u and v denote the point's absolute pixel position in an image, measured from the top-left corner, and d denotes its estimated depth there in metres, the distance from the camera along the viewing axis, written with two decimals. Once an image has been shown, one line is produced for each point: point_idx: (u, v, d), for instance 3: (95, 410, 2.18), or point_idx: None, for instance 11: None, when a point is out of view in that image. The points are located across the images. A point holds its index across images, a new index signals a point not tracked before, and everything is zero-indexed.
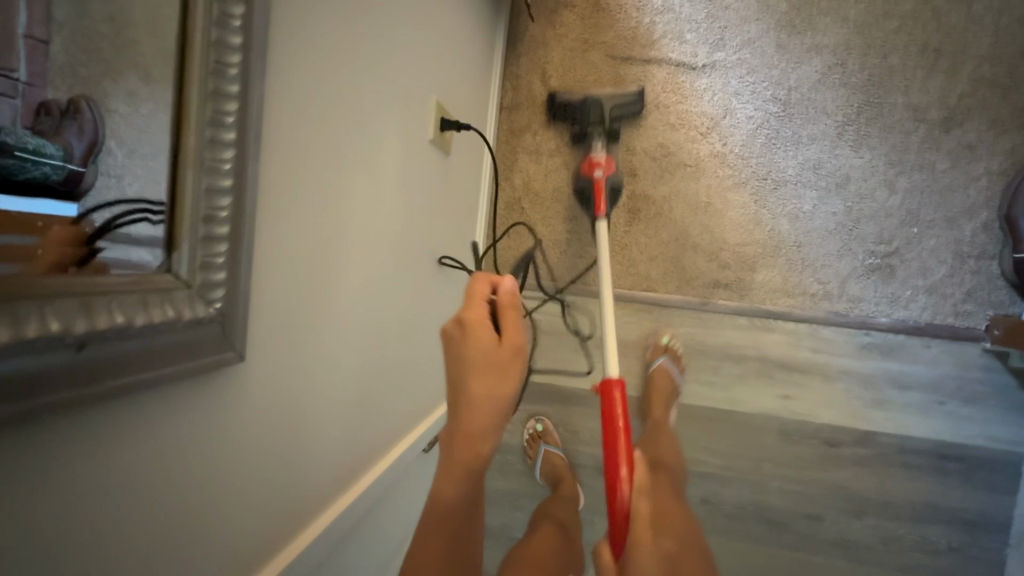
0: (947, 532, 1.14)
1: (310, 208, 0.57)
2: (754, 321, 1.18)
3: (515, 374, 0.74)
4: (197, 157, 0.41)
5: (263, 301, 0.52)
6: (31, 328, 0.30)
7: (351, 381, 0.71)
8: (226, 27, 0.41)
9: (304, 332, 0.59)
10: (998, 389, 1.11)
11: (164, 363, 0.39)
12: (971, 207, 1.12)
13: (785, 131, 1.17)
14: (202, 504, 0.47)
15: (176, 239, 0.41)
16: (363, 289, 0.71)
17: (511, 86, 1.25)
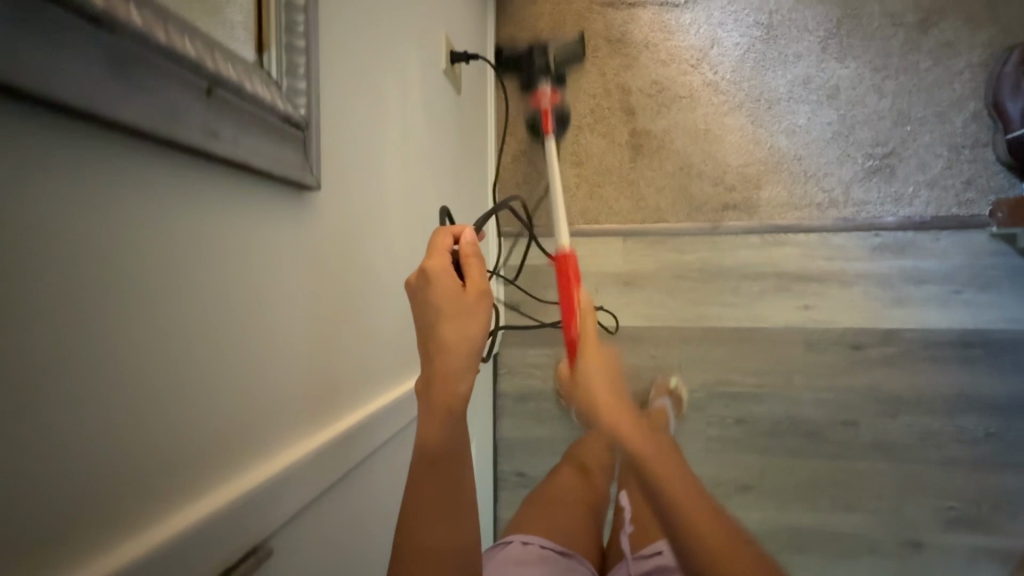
0: (982, 419, 1.16)
1: (362, 101, 0.61)
2: (766, 238, 1.21)
3: (485, 317, 0.65)
4: None
5: (337, 163, 0.56)
6: (177, 41, 0.34)
7: (399, 274, 0.71)
8: None
9: (366, 219, 0.63)
10: (1012, 271, 1.14)
11: (264, 141, 0.43)
12: (959, 100, 1.14)
13: (771, 52, 1.21)
14: (174, 336, 0.36)
15: (266, 44, 0.46)
16: (405, 200, 0.75)
17: (506, 45, 1.30)
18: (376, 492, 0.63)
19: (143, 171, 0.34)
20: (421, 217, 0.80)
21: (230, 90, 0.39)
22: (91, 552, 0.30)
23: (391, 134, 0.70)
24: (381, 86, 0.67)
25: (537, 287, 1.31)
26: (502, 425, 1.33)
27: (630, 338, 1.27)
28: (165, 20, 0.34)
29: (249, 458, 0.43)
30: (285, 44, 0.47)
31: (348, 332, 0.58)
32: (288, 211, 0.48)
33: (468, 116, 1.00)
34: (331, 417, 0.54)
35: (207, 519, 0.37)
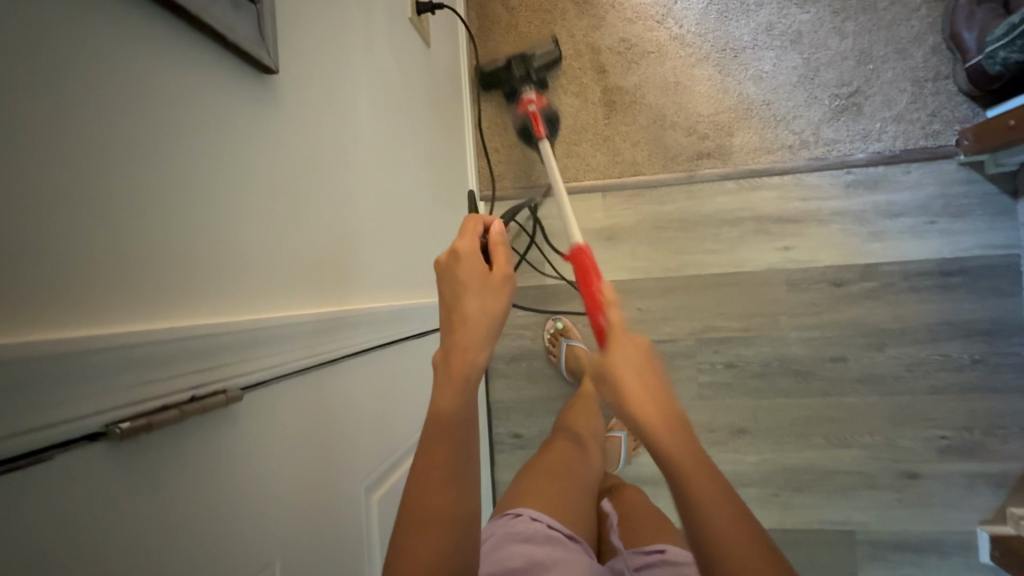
0: (966, 345, 1.17)
1: (322, 18, 0.63)
2: (741, 183, 1.24)
3: (506, 299, 0.68)
4: None
5: (293, 71, 0.57)
6: None
7: (371, 197, 0.73)
8: None
9: (334, 132, 0.64)
10: (983, 198, 1.16)
11: (216, 2, 0.44)
12: (918, 35, 1.17)
13: (733, 3, 1.24)
14: (134, 169, 0.38)
15: None
16: (378, 127, 0.76)
17: (477, 16, 1.34)
18: (357, 414, 0.64)
19: (89, 3, 0.36)
20: (395, 150, 0.81)
21: None
22: (55, 326, 0.32)
23: (357, 60, 0.71)
24: (344, 10, 0.68)
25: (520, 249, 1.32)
26: (495, 387, 1.33)
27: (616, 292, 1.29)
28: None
29: (210, 310, 0.43)
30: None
31: (322, 238, 0.60)
32: (251, 90, 0.50)
33: (439, 69, 1.02)
34: (300, 304, 0.55)
35: (172, 338, 0.38)
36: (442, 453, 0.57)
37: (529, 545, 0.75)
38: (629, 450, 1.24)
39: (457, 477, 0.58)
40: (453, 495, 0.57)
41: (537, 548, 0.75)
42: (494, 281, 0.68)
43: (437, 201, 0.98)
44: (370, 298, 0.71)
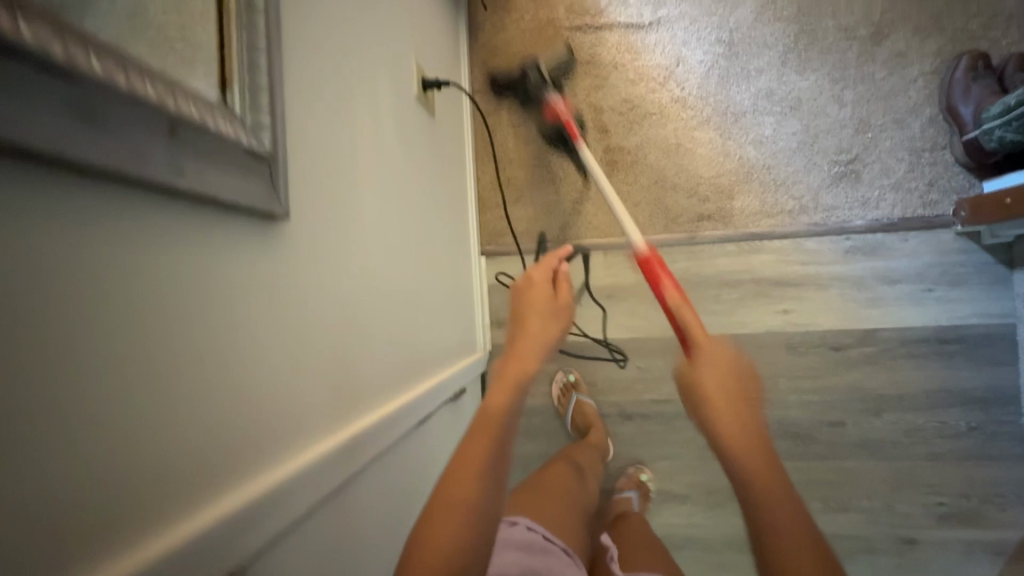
0: (963, 413, 1.18)
1: (329, 123, 0.63)
2: (741, 246, 1.25)
3: (567, 324, 0.77)
4: (237, 12, 0.46)
5: (306, 188, 0.57)
6: (137, 84, 0.34)
7: (376, 289, 0.73)
8: None
9: (338, 236, 0.64)
10: (979, 267, 1.17)
11: (230, 174, 0.43)
12: (915, 106, 1.19)
13: (734, 69, 1.26)
14: (152, 372, 0.38)
15: (228, 79, 0.45)
16: (382, 220, 0.76)
17: (481, 72, 1.34)
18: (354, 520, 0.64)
19: (115, 223, 0.36)
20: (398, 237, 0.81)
21: (190, 128, 0.39)
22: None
23: (363, 155, 0.71)
24: (352, 109, 0.68)
25: None
26: None
27: (615, 351, 1.29)
28: (128, 63, 0.34)
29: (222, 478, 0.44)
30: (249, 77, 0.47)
31: (325, 351, 0.60)
32: (261, 238, 0.50)
33: (442, 143, 1.03)
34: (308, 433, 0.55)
35: (181, 546, 0.38)
36: (483, 442, 0.60)
37: (524, 553, 0.77)
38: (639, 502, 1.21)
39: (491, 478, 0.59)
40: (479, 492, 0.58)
41: (529, 555, 0.77)
42: (560, 307, 0.78)
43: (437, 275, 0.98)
44: (376, 400, 0.70)
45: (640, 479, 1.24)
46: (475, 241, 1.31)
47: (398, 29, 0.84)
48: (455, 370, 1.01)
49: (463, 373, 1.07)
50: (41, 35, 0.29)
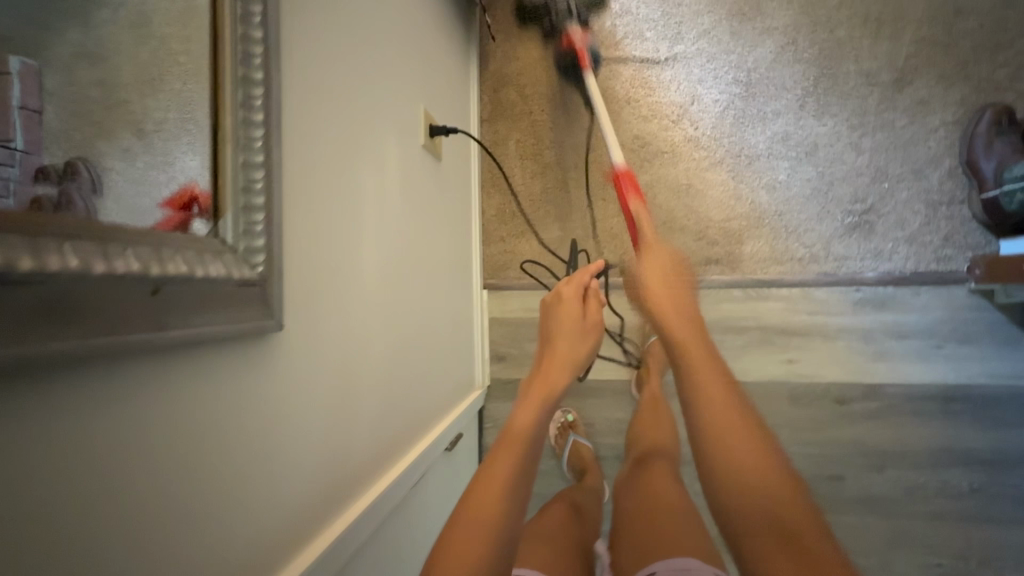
0: (966, 473, 1.16)
1: (327, 198, 0.61)
2: (748, 291, 1.22)
3: (592, 345, 0.92)
4: (233, 134, 0.45)
5: (304, 273, 0.57)
6: (119, 262, 0.33)
7: (372, 355, 0.73)
8: (249, 24, 0.46)
9: (337, 312, 0.63)
10: (990, 326, 1.15)
11: (219, 312, 0.42)
12: (935, 157, 1.16)
13: (749, 110, 1.22)
14: (166, 506, 0.40)
15: (221, 207, 0.44)
16: (382, 283, 0.75)
17: (490, 100, 1.31)
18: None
19: (119, 383, 0.36)
20: (395, 297, 0.80)
21: (177, 284, 0.37)
22: None
23: (363, 220, 0.69)
24: (352, 175, 0.67)
25: (521, 341, 1.31)
26: None
27: (615, 391, 1.29)
28: (109, 240, 0.33)
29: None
30: (242, 199, 0.45)
31: (315, 435, 0.58)
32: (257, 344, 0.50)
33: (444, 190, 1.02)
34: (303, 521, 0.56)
35: None
36: (517, 448, 0.69)
37: None
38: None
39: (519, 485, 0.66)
40: (509, 492, 0.64)
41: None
42: (587, 329, 0.93)
43: (432, 326, 0.97)
44: (361, 474, 0.69)
45: None
46: (478, 275, 1.30)
47: (401, 82, 0.82)
48: (445, 424, 1.00)
49: (458, 419, 1.07)
50: (10, 249, 0.27)
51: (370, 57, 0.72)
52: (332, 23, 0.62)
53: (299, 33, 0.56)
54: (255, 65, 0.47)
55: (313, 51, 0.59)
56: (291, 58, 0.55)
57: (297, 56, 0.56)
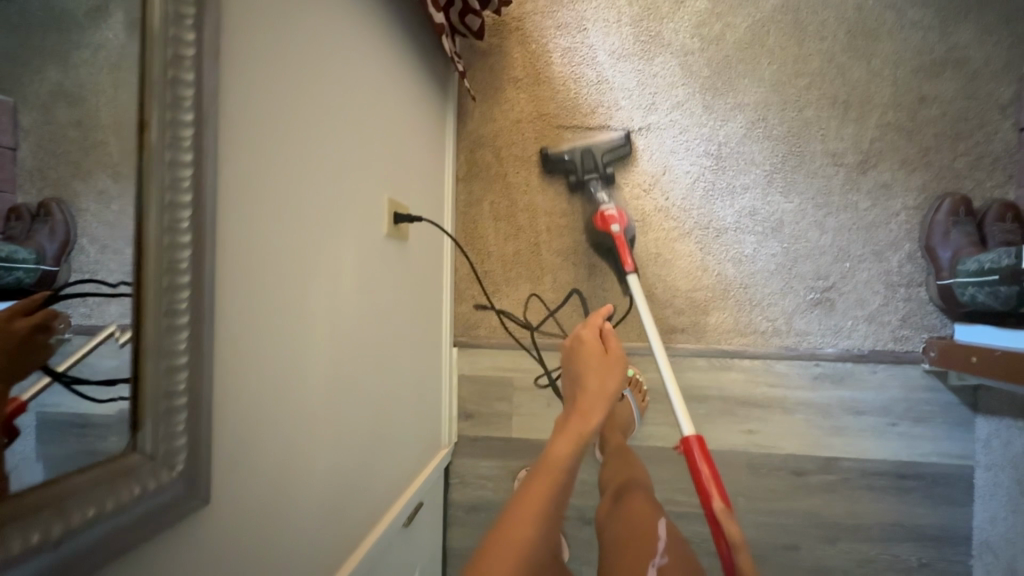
0: (915, 548, 1.19)
1: (278, 323, 0.58)
2: (712, 361, 1.24)
3: (621, 377, 0.89)
4: (156, 343, 0.40)
5: (260, 408, 0.55)
6: (13, 541, 0.31)
7: (337, 458, 0.72)
8: (175, 207, 0.42)
9: (298, 432, 0.62)
10: (944, 407, 1.18)
11: (141, 532, 0.39)
12: (895, 240, 1.19)
13: (720, 183, 1.24)
14: None
15: (141, 418, 0.40)
16: (352, 380, 0.76)
17: (466, 159, 1.33)
18: None
19: None
20: (363, 390, 0.80)
21: (84, 531, 0.35)
22: None
23: (319, 331, 0.67)
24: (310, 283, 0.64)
25: (489, 398, 1.32)
26: (452, 535, 1.32)
27: None
28: (9, 516, 0.31)
29: None
30: (162, 391, 0.41)
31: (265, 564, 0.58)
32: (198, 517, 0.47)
33: (414, 267, 1.02)
34: None
35: None
36: (544, 483, 0.71)
37: None
38: (638, 404, 1.24)
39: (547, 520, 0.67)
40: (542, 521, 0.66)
41: None
42: (610, 362, 0.91)
43: (400, 407, 0.97)
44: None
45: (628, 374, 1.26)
46: (449, 332, 1.30)
47: (365, 172, 0.80)
48: (409, 495, 1.00)
49: (420, 489, 1.06)
50: None
51: (331, 159, 0.70)
52: (291, 142, 0.61)
53: (245, 161, 0.53)
54: (183, 234, 0.42)
55: (262, 173, 0.56)
56: (231, 199, 0.51)
57: (244, 189, 0.53)
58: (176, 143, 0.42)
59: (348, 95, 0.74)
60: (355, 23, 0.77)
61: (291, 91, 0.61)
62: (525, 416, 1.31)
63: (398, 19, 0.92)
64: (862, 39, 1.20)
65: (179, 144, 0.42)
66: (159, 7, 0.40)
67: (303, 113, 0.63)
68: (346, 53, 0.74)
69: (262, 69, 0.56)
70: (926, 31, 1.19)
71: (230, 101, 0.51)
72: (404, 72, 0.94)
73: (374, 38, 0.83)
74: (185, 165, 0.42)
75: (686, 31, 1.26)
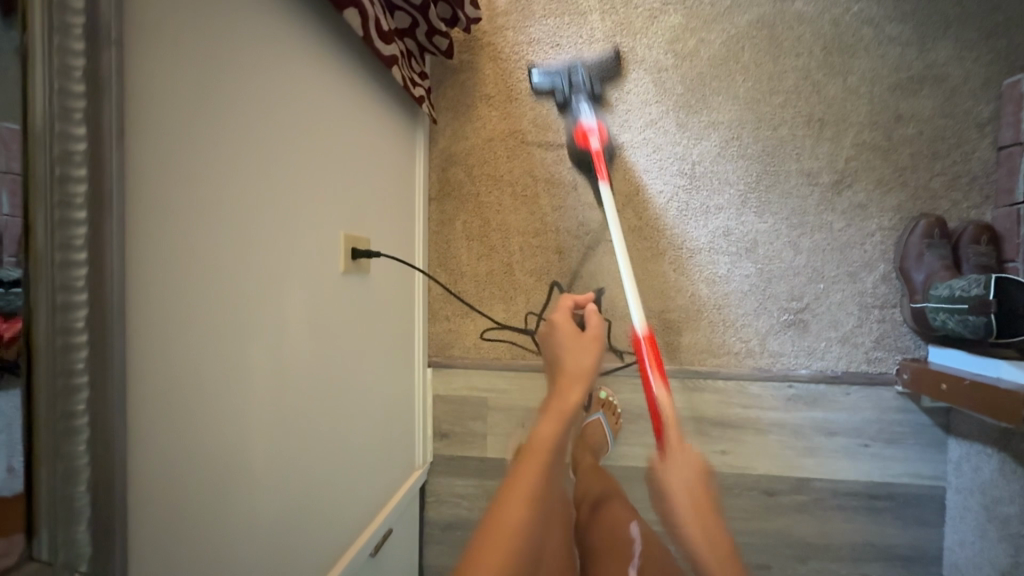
0: (886, 568, 1.19)
1: (207, 389, 0.58)
2: (685, 383, 1.24)
3: (598, 356, 0.85)
4: (50, 448, 0.40)
5: (181, 481, 0.55)
6: None
7: (286, 505, 0.73)
8: (70, 309, 0.41)
9: (235, 491, 0.63)
10: (916, 429, 1.17)
11: None
12: (870, 260, 1.17)
13: (693, 203, 1.23)
14: None
15: (35, 523, 0.40)
16: (302, 426, 0.76)
17: (438, 179, 1.32)
18: None
19: None
20: (317, 435, 0.80)
21: None
22: None
23: (257, 386, 0.66)
24: (246, 340, 0.64)
25: (463, 418, 1.32)
26: (428, 553, 1.34)
27: None
28: None
29: None
30: (60, 496, 0.41)
31: None
32: None
33: (377, 298, 1.01)
34: None
35: None
36: (535, 465, 0.67)
37: None
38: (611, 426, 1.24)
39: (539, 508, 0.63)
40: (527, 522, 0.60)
41: None
42: (587, 341, 0.87)
43: (363, 441, 0.97)
44: None
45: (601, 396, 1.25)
46: (423, 353, 1.30)
47: (315, 215, 0.79)
48: (376, 525, 1.00)
49: (389, 517, 1.07)
50: None
51: (271, 208, 0.69)
52: (223, 206, 0.60)
53: (165, 239, 0.52)
54: (79, 334, 0.42)
55: (184, 245, 0.55)
56: (147, 283, 0.50)
57: (162, 262, 0.52)
58: (68, 244, 0.41)
59: (292, 136, 0.73)
60: (297, 61, 0.74)
61: (222, 148, 0.60)
62: (499, 437, 1.31)
63: (354, 49, 0.91)
64: (838, 55, 1.18)
65: (72, 242, 0.41)
66: (43, 105, 0.39)
67: (237, 171, 0.62)
68: (288, 96, 0.72)
69: (186, 137, 0.55)
70: (905, 46, 1.16)
71: (144, 178, 0.50)
72: (360, 104, 0.93)
73: (324, 76, 0.81)
74: (79, 264, 0.41)
75: (659, 47, 1.23)
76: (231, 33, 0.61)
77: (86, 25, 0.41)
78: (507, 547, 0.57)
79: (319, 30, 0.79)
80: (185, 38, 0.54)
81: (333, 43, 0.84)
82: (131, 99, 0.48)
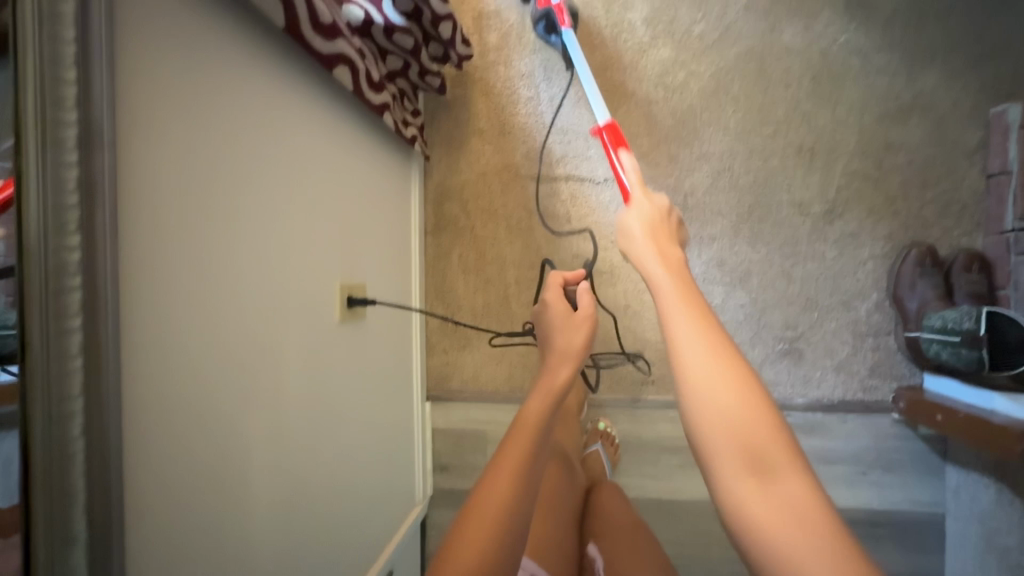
0: None
1: (205, 463, 0.59)
2: None
3: (588, 332, 0.84)
4: (46, 544, 0.42)
5: (181, 555, 0.56)
6: None
7: (284, 564, 0.73)
8: (66, 411, 0.43)
9: (233, 558, 0.63)
10: (914, 456, 1.18)
11: None
12: (863, 289, 1.18)
13: (686, 235, 1.24)
14: None
15: None
16: (298, 483, 0.76)
17: (433, 212, 1.32)
18: None
19: None
20: (315, 489, 0.80)
21: None
22: None
23: (255, 451, 0.67)
24: (243, 407, 0.65)
25: (463, 451, 1.33)
26: None
27: None
28: None
29: None
30: None
31: None
32: None
33: (373, 340, 1.02)
34: None
35: None
36: (524, 437, 0.66)
37: None
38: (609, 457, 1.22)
39: (526, 486, 0.61)
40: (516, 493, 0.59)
41: None
42: (578, 319, 0.86)
43: (362, 486, 0.97)
44: None
45: (599, 427, 1.25)
46: (421, 387, 1.30)
47: (310, 270, 0.80)
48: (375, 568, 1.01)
49: (389, 557, 1.07)
50: None
51: (265, 271, 0.69)
52: (219, 279, 0.61)
53: (163, 322, 0.53)
54: (75, 433, 0.43)
55: (181, 325, 0.56)
56: (145, 368, 0.51)
57: (161, 343, 0.53)
58: (63, 348, 0.43)
59: (286, 197, 0.74)
60: (289, 122, 0.75)
61: (219, 219, 0.61)
62: None
63: (346, 99, 0.92)
64: (826, 86, 1.19)
65: (67, 346, 0.43)
66: (37, 219, 0.41)
67: (233, 242, 0.63)
68: (281, 159, 0.73)
69: (183, 219, 0.56)
70: (892, 76, 1.17)
71: (142, 267, 0.51)
72: (352, 153, 0.94)
73: (316, 131, 0.82)
74: (75, 366, 0.43)
75: (650, 80, 1.25)
76: (224, 107, 0.62)
77: (79, 134, 0.43)
78: (491, 522, 0.56)
79: (310, 88, 0.81)
80: (178, 121, 0.55)
81: (325, 98, 0.85)
82: (129, 192, 0.49)
